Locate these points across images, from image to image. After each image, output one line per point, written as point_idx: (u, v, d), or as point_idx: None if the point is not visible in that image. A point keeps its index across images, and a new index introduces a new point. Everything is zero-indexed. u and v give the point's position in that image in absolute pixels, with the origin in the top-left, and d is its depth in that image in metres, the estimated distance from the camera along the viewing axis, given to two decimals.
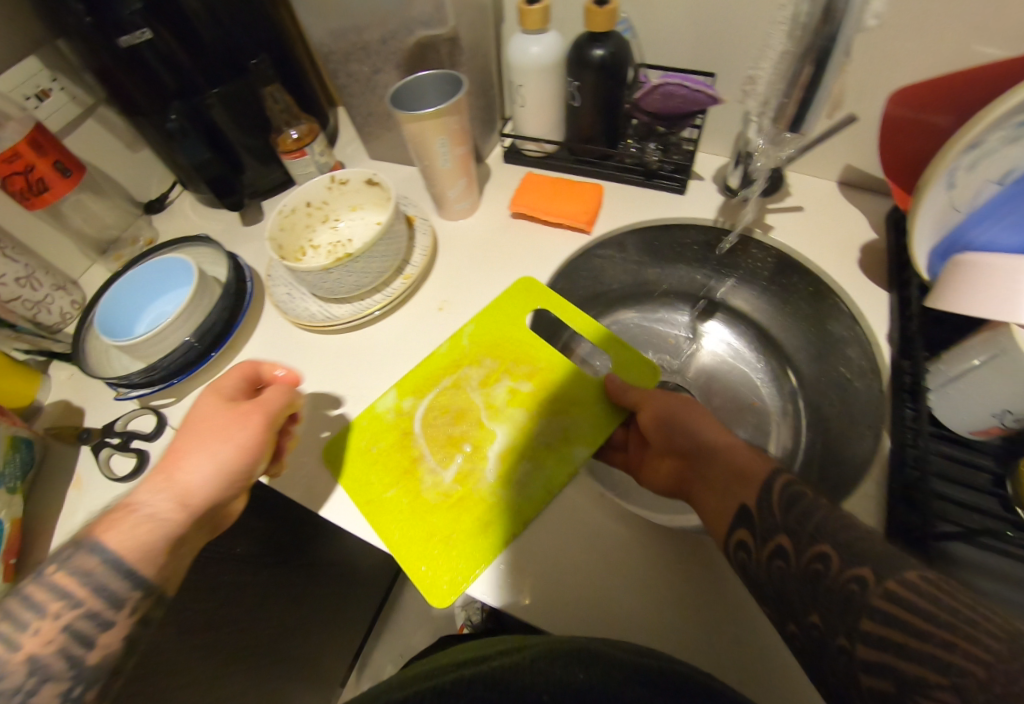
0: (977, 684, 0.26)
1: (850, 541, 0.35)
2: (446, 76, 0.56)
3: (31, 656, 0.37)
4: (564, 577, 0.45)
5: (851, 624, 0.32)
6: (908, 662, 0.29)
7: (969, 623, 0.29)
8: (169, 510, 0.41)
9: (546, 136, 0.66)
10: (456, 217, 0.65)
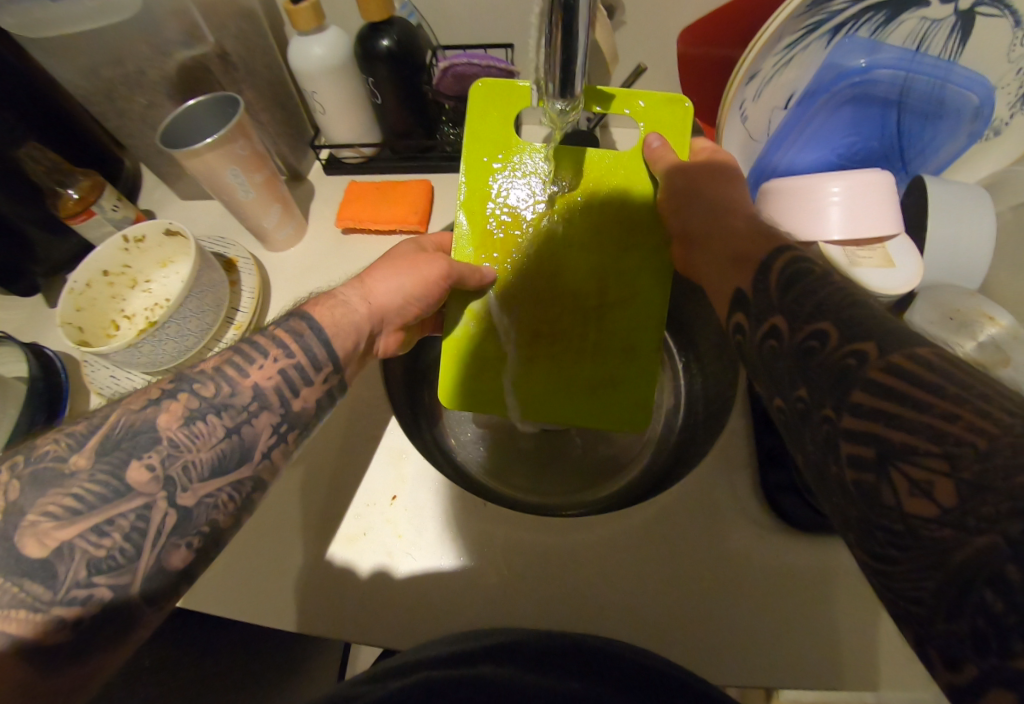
0: (975, 452, 0.21)
1: (846, 315, 0.29)
2: (220, 98, 0.52)
3: (257, 385, 0.35)
4: (605, 563, 0.44)
5: (840, 396, 0.26)
6: (894, 428, 0.24)
7: (967, 404, 0.22)
8: (366, 323, 0.43)
9: (359, 140, 0.62)
10: (282, 246, 0.61)
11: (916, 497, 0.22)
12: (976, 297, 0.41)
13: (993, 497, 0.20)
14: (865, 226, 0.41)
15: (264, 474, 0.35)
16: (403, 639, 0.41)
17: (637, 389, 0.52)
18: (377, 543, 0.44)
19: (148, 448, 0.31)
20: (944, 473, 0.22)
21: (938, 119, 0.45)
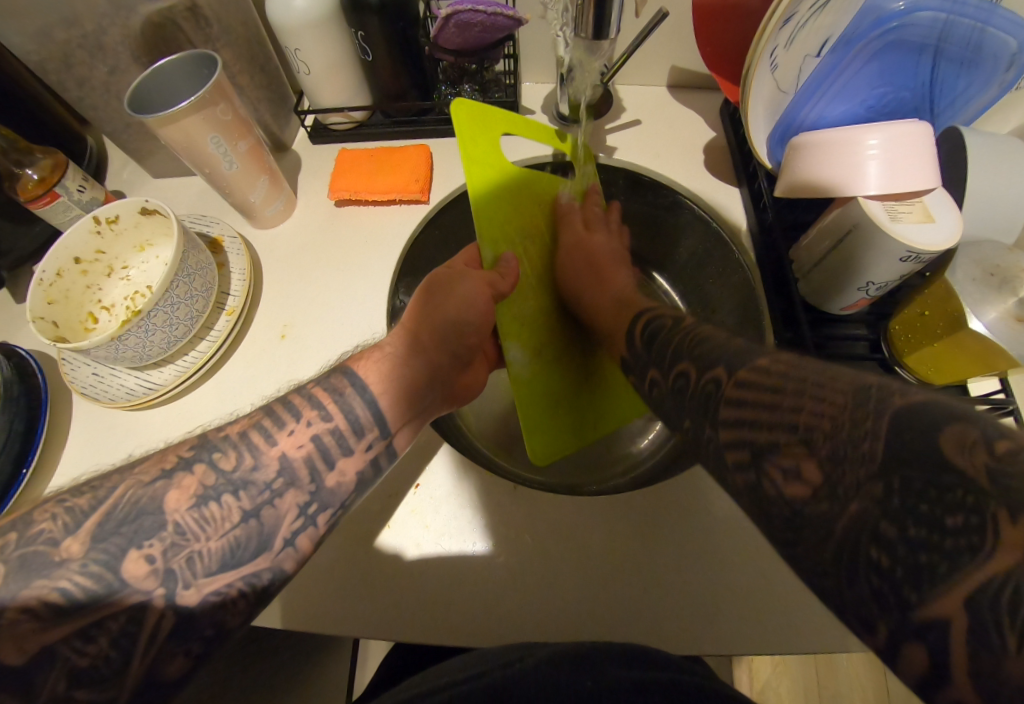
0: (823, 431, 0.24)
1: (698, 351, 0.35)
2: (196, 57, 0.46)
3: (283, 455, 0.33)
4: (630, 559, 0.42)
5: (711, 415, 0.30)
6: (758, 430, 0.27)
7: (815, 384, 0.26)
8: (426, 373, 0.43)
9: (348, 104, 0.57)
10: (271, 223, 0.56)
11: (871, 576, 0.21)
12: (1015, 252, 0.40)
13: (852, 466, 0.22)
14: (907, 180, 0.39)
15: (284, 564, 0.32)
16: (452, 625, 0.40)
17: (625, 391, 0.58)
18: (404, 534, 0.42)
19: (154, 532, 0.29)
20: (805, 456, 0.24)
21: (975, 66, 0.43)
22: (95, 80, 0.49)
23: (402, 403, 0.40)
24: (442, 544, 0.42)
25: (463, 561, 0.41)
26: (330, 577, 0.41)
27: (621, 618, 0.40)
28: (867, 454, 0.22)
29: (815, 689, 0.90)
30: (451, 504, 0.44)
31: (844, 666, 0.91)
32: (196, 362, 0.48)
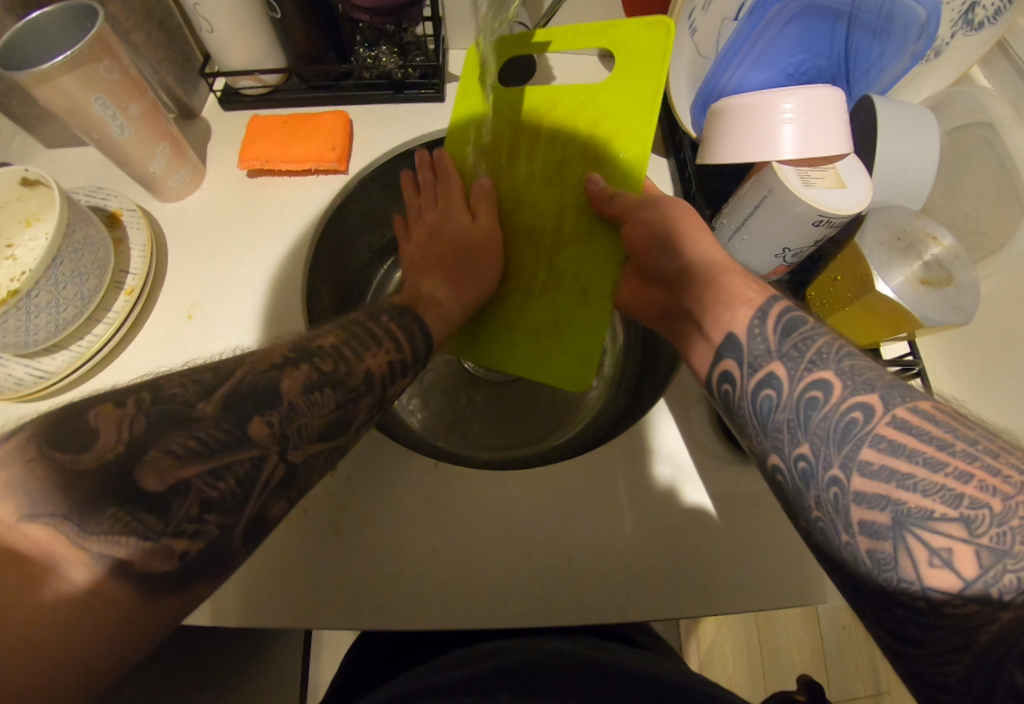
0: (990, 515, 0.24)
1: (847, 365, 0.31)
2: (74, 9, 0.41)
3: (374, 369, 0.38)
4: (581, 547, 0.41)
5: (850, 453, 0.28)
6: (930, 475, 0.26)
7: (989, 454, 0.25)
8: (455, 305, 0.49)
9: (258, 66, 0.53)
10: (178, 194, 0.52)
11: (936, 569, 0.24)
12: (921, 217, 0.41)
13: (1011, 564, 0.23)
14: (820, 144, 0.39)
15: None
16: (385, 613, 0.38)
17: (583, 341, 0.51)
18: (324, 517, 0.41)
19: (272, 404, 0.31)
20: (962, 540, 0.24)
21: (887, 35, 0.43)
22: None
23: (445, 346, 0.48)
24: (364, 526, 0.41)
25: (388, 540, 0.40)
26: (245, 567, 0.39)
27: (551, 588, 0.39)
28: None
29: (757, 643, 0.95)
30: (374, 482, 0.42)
31: (783, 621, 0.96)
32: (91, 347, 0.44)
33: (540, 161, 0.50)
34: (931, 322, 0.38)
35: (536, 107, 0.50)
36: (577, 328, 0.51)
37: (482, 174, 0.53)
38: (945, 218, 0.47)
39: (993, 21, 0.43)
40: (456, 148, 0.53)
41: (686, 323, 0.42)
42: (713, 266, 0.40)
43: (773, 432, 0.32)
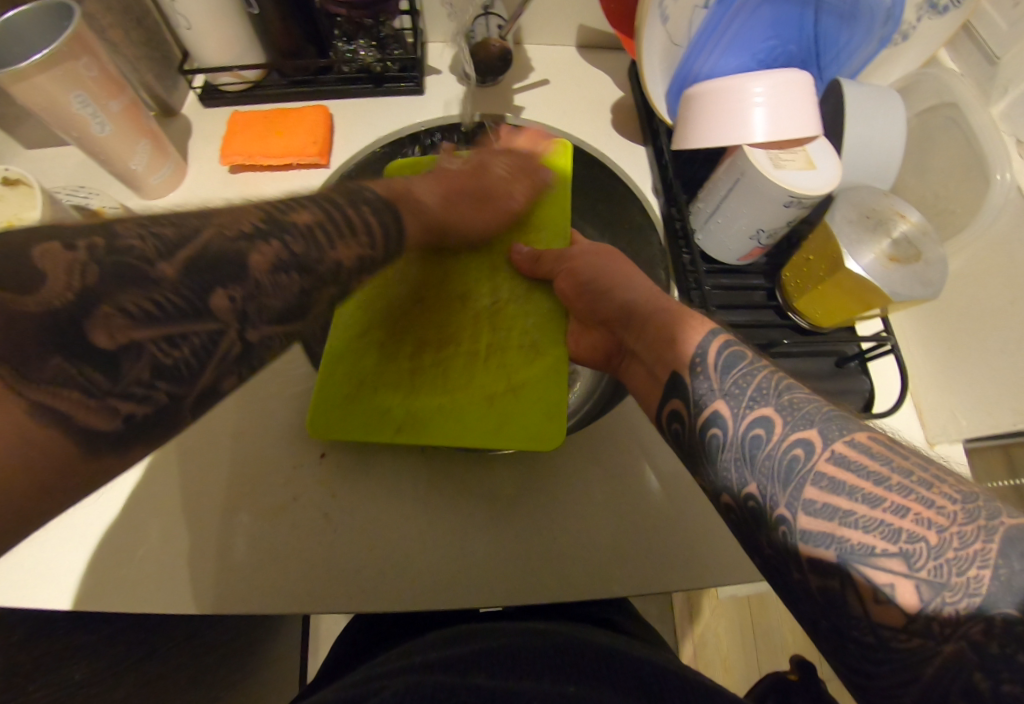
0: (929, 546, 0.25)
1: (786, 399, 0.32)
2: (50, 6, 0.42)
3: (339, 260, 0.33)
4: (556, 532, 0.41)
5: (794, 493, 0.29)
6: (873, 509, 0.27)
7: (927, 486, 0.26)
8: (433, 211, 0.44)
9: (238, 62, 0.53)
10: (161, 192, 0.52)
11: (880, 604, 0.25)
12: (890, 197, 0.43)
13: (948, 591, 0.24)
14: (790, 126, 0.40)
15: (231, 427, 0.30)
16: (368, 599, 0.39)
17: (551, 393, 0.47)
18: (311, 503, 0.41)
19: (234, 281, 0.28)
20: (903, 572, 0.25)
21: (854, 18, 0.44)
22: None
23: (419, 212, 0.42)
24: (344, 509, 0.41)
25: (370, 527, 0.41)
26: (234, 554, 0.39)
27: (532, 566, 0.40)
28: (974, 582, 0.23)
29: (750, 628, 0.96)
30: (358, 472, 0.43)
31: (776, 605, 0.97)
32: None
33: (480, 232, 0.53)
34: (897, 297, 0.39)
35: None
36: (534, 385, 0.47)
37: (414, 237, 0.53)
38: (916, 199, 0.48)
39: (958, 4, 0.44)
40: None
41: (637, 367, 0.42)
42: (655, 300, 0.42)
43: (720, 469, 0.32)
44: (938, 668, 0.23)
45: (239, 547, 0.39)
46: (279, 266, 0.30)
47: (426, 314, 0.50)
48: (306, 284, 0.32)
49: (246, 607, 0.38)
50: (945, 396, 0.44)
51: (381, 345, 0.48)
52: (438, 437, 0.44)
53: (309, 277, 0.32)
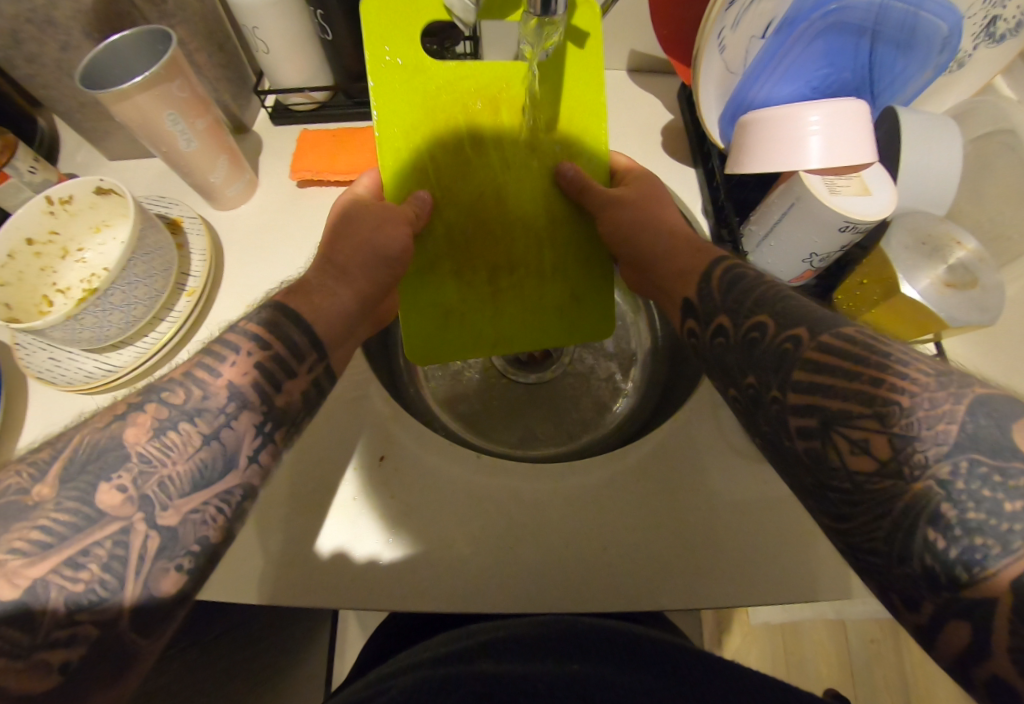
0: (896, 410, 0.28)
1: (780, 309, 0.35)
2: (150, 34, 0.45)
3: (231, 384, 0.34)
4: (616, 536, 0.43)
5: (785, 374, 0.32)
6: (851, 382, 0.29)
7: (889, 359, 0.29)
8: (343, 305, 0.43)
9: (309, 84, 0.57)
10: (233, 203, 0.55)
11: (857, 454, 0.28)
12: (945, 223, 0.43)
13: (910, 446, 0.27)
14: (846, 153, 0.41)
15: (253, 478, 0.34)
16: (434, 598, 0.40)
17: (596, 299, 0.56)
18: (377, 503, 0.43)
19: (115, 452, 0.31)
20: (877, 432, 0.28)
21: (909, 48, 0.45)
22: (47, 58, 0.48)
23: (322, 293, 0.42)
24: (404, 510, 0.43)
25: (431, 527, 0.42)
26: (300, 552, 0.41)
27: (583, 571, 0.41)
28: (941, 434, 0.26)
29: (782, 651, 0.95)
30: (416, 475, 0.44)
31: (808, 628, 0.96)
32: (157, 343, 0.48)
33: (513, 142, 0.49)
34: (955, 322, 0.39)
35: (494, 86, 0.47)
36: (589, 293, 0.56)
37: (446, 156, 0.49)
38: (970, 223, 0.49)
39: (1015, 32, 0.45)
40: (414, 127, 0.47)
41: (656, 294, 0.49)
42: (679, 237, 0.47)
43: (729, 368, 0.37)
44: (907, 510, 0.26)
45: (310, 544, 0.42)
46: (221, 396, 0.34)
47: (478, 239, 0.51)
48: (238, 412, 0.34)
49: (313, 603, 0.40)
50: None
51: (457, 288, 0.52)
52: (524, 341, 0.56)
53: (231, 407, 0.34)
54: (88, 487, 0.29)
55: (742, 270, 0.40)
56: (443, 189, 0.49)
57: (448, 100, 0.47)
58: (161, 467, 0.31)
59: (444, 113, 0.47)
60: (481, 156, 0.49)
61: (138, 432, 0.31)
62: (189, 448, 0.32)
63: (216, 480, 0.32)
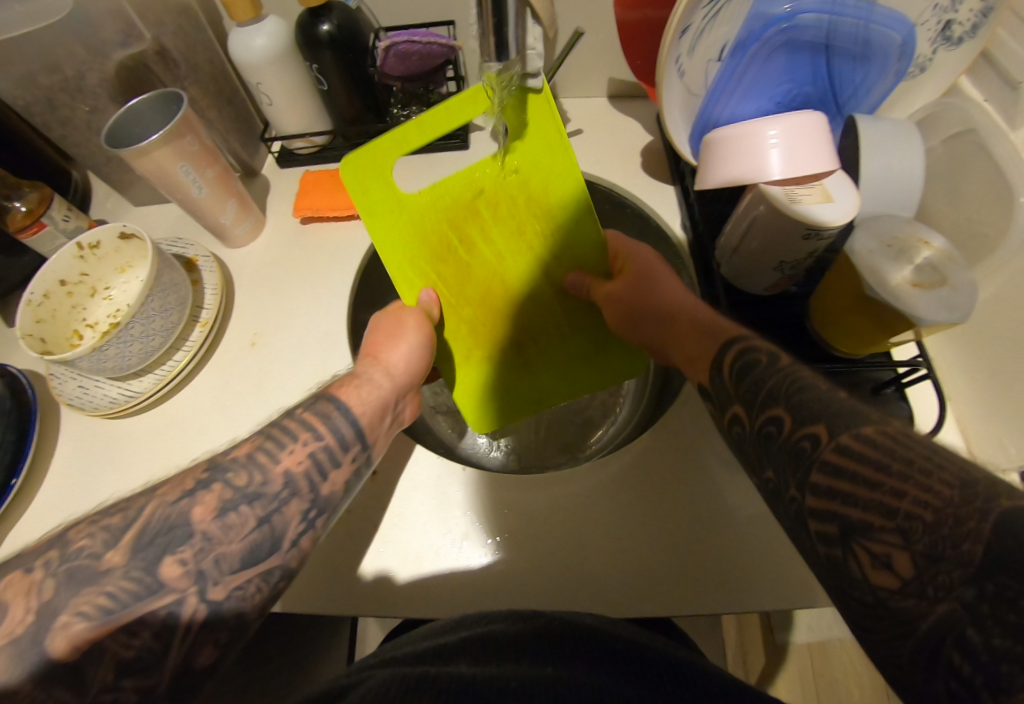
0: (923, 523, 0.24)
1: (796, 401, 0.32)
2: (165, 95, 0.51)
3: (287, 471, 0.38)
4: (608, 543, 0.44)
5: (802, 476, 0.30)
6: (872, 489, 0.26)
7: (923, 470, 0.25)
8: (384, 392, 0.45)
9: (310, 129, 0.62)
10: (243, 242, 0.60)
11: (880, 571, 0.25)
12: (913, 224, 0.44)
13: (947, 567, 0.23)
14: (807, 163, 0.43)
15: (292, 561, 0.37)
16: (431, 607, 0.42)
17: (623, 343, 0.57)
18: (375, 515, 0.46)
19: (175, 532, 0.34)
20: (900, 547, 0.25)
21: (866, 60, 0.47)
22: (77, 119, 0.55)
23: (368, 386, 0.45)
24: (394, 524, 0.45)
25: (426, 542, 0.44)
26: (306, 562, 0.44)
27: (564, 579, 0.43)
28: (966, 555, 0.23)
29: (811, 676, 0.91)
30: (405, 489, 0.47)
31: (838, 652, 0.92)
32: (172, 371, 0.52)
33: (502, 237, 0.53)
34: (923, 322, 0.40)
35: (462, 198, 0.51)
36: (613, 347, 0.57)
37: (431, 245, 0.52)
38: (947, 223, 0.49)
39: (972, 35, 0.46)
40: (414, 256, 0.52)
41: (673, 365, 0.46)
42: (678, 309, 0.45)
43: (747, 457, 0.35)
44: (930, 632, 0.23)
45: (319, 556, 0.44)
46: (278, 486, 0.37)
47: (490, 304, 0.56)
48: (293, 496, 0.38)
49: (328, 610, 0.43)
50: (992, 426, 0.43)
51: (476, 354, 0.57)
52: (555, 399, 0.59)
53: (287, 495, 0.37)
54: (154, 558, 0.32)
55: (752, 349, 0.37)
56: (462, 294, 0.55)
57: (435, 223, 0.51)
58: (221, 542, 0.34)
59: (433, 238, 0.52)
60: (478, 262, 0.54)
61: (207, 509, 0.35)
62: (244, 532, 0.35)
63: (262, 555, 0.36)
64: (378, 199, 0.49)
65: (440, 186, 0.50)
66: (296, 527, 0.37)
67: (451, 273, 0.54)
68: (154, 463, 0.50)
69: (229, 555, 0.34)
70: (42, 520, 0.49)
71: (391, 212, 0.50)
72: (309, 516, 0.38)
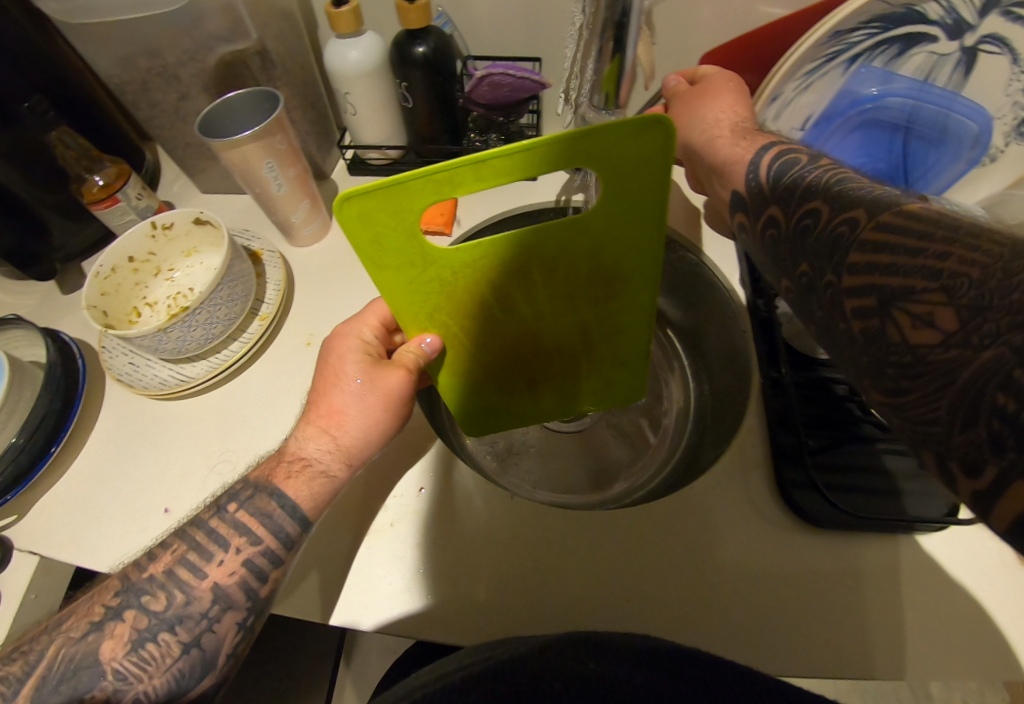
0: (968, 277, 0.26)
1: (836, 191, 0.36)
2: (257, 93, 0.52)
3: (215, 586, 0.40)
4: (648, 584, 0.45)
5: (840, 259, 0.34)
6: (914, 256, 0.29)
7: (955, 227, 0.28)
8: (336, 465, 0.43)
9: (387, 142, 0.64)
10: (306, 242, 0.61)
11: (920, 328, 0.28)
12: None
13: (988, 313, 0.25)
14: None
15: (227, 671, 0.40)
16: (466, 632, 0.43)
17: (640, 373, 0.56)
18: (418, 530, 0.47)
19: (91, 672, 0.36)
20: (944, 304, 0.27)
21: (942, 144, 0.48)
22: (167, 104, 0.57)
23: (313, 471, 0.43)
24: (439, 541, 0.46)
25: (468, 567, 0.45)
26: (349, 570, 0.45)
27: (598, 613, 0.44)
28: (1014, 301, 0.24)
29: None
30: (449, 507, 0.48)
31: None
32: (225, 362, 0.52)
33: (548, 298, 0.45)
34: None
35: (511, 259, 0.40)
36: (631, 377, 0.57)
37: (468, 311, 0.44)
38: None
39: None
40: (440, 314, 0.43)
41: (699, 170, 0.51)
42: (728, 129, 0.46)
43: (793, 253, 0.38)
44: (975, 378, 0.25)
45: (365, 569, 0.45)
46: (204, 597, 0.39)
47: (510, 358, 0.51)
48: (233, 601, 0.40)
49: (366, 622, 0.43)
50: None
51: (487, 391, 0.54)
52: (546, 413, 0.60)
53: (224, 600, 0.40)
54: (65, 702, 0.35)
55: (813, 203, 0.37)
56: (486, 346, 0.48)
57: (472, 287, 0.41)
58: (166, 649, 0.38)
59: (463, 300, 0.42)
60: (513, 319, 0.46)
61: (142, 623, 0.38)
62: (185, 641, 0.38)
63: (212, 650, 0.39)
64: (418, 267, 0.38)
65: (479, 247, 0.38)
66: (234, 628, 0.40)
67: (481, 335, 0.47)
68: (197, 450, 0.50)
69: (149, 692, 0.37)
70: (77, 492, 0.49)
71: (410, 277, 0.39)
72: (252, 614, 0.41)
